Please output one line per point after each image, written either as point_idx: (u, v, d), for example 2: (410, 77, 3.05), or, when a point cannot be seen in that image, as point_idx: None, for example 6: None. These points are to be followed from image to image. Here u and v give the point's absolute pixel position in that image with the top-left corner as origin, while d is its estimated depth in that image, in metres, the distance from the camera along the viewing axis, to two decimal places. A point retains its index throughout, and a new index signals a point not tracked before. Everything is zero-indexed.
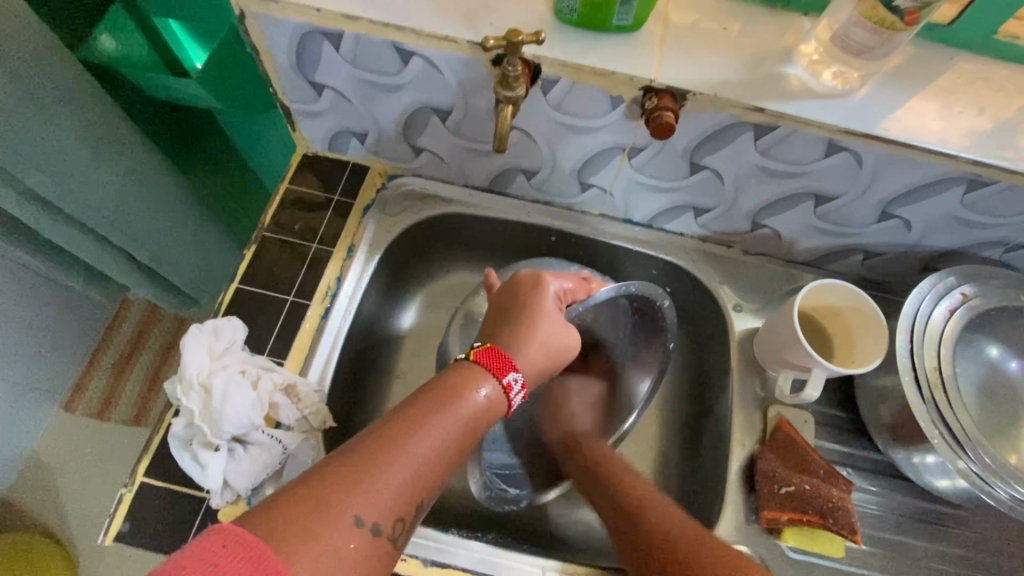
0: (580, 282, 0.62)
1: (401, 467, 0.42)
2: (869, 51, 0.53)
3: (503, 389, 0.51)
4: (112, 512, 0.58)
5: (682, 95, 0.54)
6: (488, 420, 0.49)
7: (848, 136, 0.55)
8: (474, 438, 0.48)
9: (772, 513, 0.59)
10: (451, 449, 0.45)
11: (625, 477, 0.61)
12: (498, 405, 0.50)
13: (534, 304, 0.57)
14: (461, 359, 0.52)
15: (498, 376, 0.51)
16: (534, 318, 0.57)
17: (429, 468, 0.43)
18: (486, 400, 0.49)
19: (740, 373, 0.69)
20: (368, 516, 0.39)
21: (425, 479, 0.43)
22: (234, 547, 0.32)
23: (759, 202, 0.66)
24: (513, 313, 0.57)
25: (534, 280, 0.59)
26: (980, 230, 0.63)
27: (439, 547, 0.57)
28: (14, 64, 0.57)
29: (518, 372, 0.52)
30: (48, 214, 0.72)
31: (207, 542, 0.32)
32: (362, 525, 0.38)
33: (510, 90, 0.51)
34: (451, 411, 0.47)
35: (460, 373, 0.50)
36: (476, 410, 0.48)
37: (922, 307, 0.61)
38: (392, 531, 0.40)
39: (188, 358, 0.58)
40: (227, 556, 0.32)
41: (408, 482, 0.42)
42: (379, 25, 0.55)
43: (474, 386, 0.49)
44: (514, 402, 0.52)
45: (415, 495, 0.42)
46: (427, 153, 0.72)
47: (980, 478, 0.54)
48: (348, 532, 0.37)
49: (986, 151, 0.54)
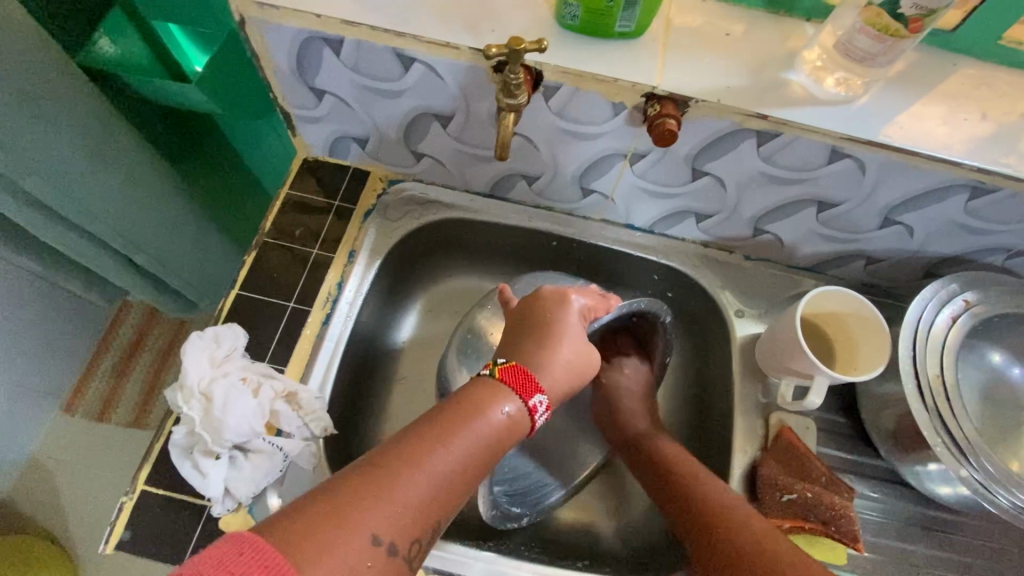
0: (600, 298, 0.62)
1: (421, 485, 0.42)
2: (872, 59, 0.52)
3: (528, 410, 0.50)
4: (113, 520, 0.58)
5: (685, 102, 0.54)
6: (509, 439, 0.49)
7: (851, 144, 0.55)
8: (494, 457, 0.47)
9: (773, 520, 0.59)
10: (470, 468, 0.45)
11: (679, 461, 0.63)
12: (520, 423, 0.50)
13: (556, 320, 0.57)
14: (486, 373, 0.52)
15: (522, 395, 0.50)
16: (557, 333, 0.56)
17: (447, 486, 0.43)
18: (508, 418, 0.49)
19: (742, 379, 0.69)
20: (386, 534, 0.39)
21: (443, 497, 0.43)
22: (252, 554, 0.33)
23: (761, 208, 0.66)
24: (534, 327, 0.57)
25: (560, 295, 0.59)
26: (982, 236, 0.63)
27: (450, 558, 0.58)
28: (10, 70, 0.57)
29: (543, 394, 0.52)
30: (48, 219, 0.72)
31: (224, 550, 0.32)
32: (379, 542, 0.38)
33: (512, 97, 0.51)
34: (473, 427, 0.46)
35: (485, 389, 0.50)
36: (498, 429, 0.48)
37: (925, 316, 0.61)
38: (408, 551, 0.40)
39: (189, 366, 0.57)
40: (243, 566, 0.32)
41: (425, 500, 0.42)
42: (380, 31, 0.55)
43: (497, 403, 0.49)
44: (537, 423, 0.51)
45: (432, 513, 0.42)
46: (428, 158, 0.72)
47: (982, 486, 0.54)
48: (365, 549, 0.37)
49: (989, 158, 0.54)
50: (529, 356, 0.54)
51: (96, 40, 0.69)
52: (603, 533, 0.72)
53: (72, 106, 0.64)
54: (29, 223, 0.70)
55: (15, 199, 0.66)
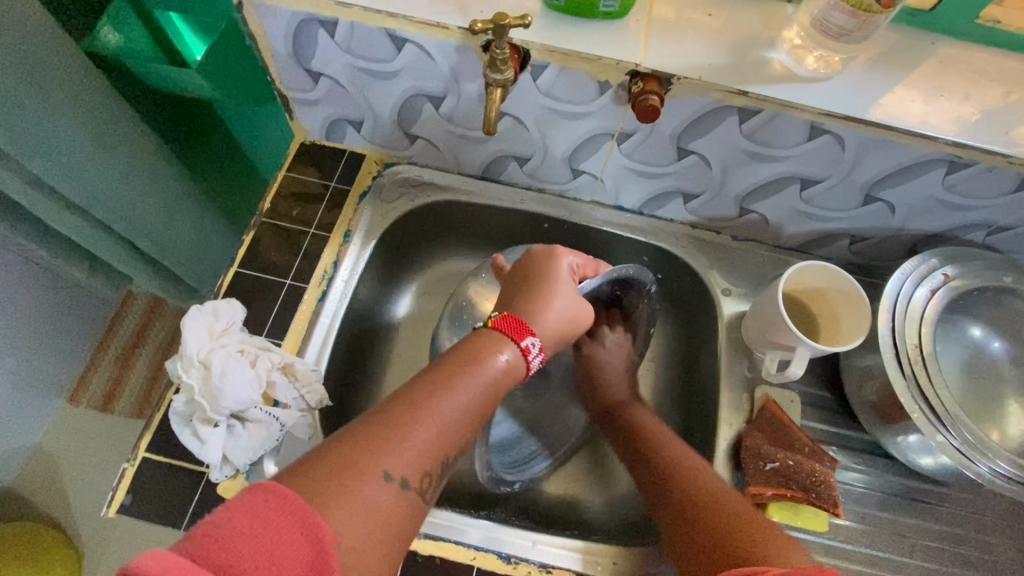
0: (590, 259, 0.64)
1: (428, 426, 0.44)
2: (848, 34, 0.53)
3: (522, 352, 0.53)
4: (115, 485, 0.60)
5: (668, 79, 0.56)
6: (509, 382, 0.51)
7: (830, 120, 0.56)
8: (494, 400, 0.50)
9: (757, 488, 0.60)
10: (473, 410, 0.47)
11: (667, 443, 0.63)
12: (517, 367, 0.52)
13: (547, 273, 0.59)
14: (480, 327, 0.54)
15: (516, 339, 0.53)
16: (548, 286, 0.57)
17: (452, 428, 0.45)
18: (506, 363, 0.51)
19: (728, 354, 0.71)
20: (397, 471, 0.40)
21: (449, 438, 0.45)
22: (277, 501, 0.34)
23: (746, 186, 0.68)
24: (523, 283, 0.59)
25: (548, 251, 0.60)
26: (963, 212, 0.64)
27: (435, 521, 0.60)
28: (22, 55, 0.59)
29: (535, 336, 0.54)
30: (55, 201, 0.73)
31: (251, 498, 0.33)
32: (392, 479, 0.40)
33: (499, 73, 0.53)
34: (473, 374, 0.48)
35: (481, 340, 0.52)
36: (497, 372, 0.50)
37: (903, 289, 0.62)
38: (420, 486, 0.42)
39: (189, 336, 0.59)
40: (270, 510, 0.33)
41: (432, 440, 0.44)
42: (372, 12, 0.57)
43: (492, 350, 0.51)
44: (532, 365, 0.54)
45: (440, 452, 0.44)
46: (422, 140, 0.74)
47: (960, 452, 0.55)
48: (379, 486, 0.39)
49: (966, 133, 0.55)
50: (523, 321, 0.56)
51: (99, 28, 0.70)
52: (594, 508, 0.73)
53: (76, 91, 0.66)
54: (38, 203, 0.71)
55: (22, 179, 0.68)
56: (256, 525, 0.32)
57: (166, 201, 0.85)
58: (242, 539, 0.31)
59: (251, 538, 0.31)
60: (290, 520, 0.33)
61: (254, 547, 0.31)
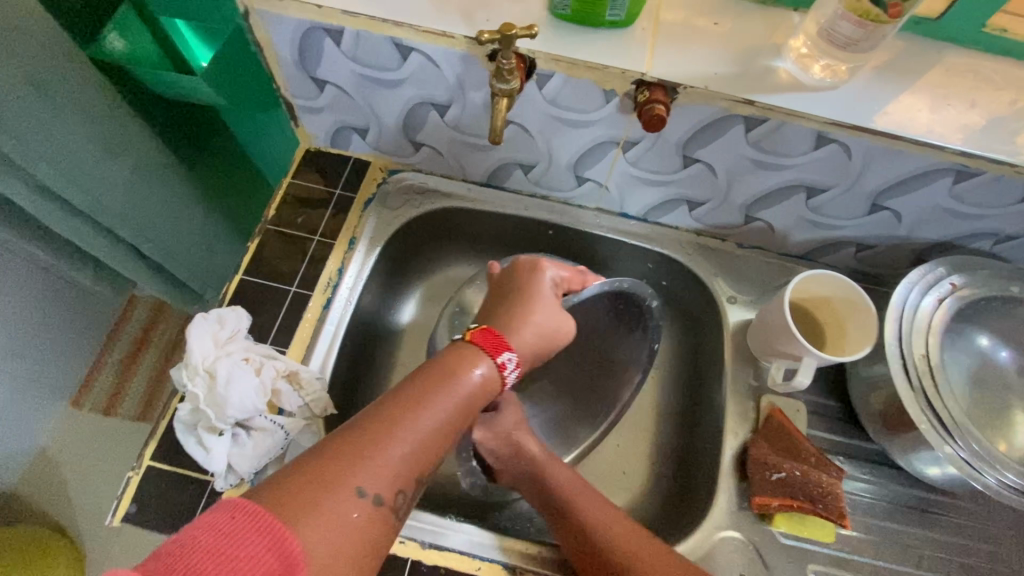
0: (576, 271, 0.64)
1: (403, 441, 0.43)
2: (855, 44, 0.53)
3: (497, 367, 0.52)
4: (120, 493, 0.60)
5: (673, 88, 0.56)
6: (484, 396, 0.51)
7: (837, 129, 0.56)
8: (471, 416, 0.49)
9: (763, 499, 0.60)
10: (448, 426, 0.47)
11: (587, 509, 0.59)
12: (493, 381, 0.52)
13: (530, 286, 0.59)
14: (458, 340, 0.54)
15: (492, 354, 0.52)
16: (531, 300, 0.58)
17: (428, 443, 0.45)
18: (481, 378, 0.50)
19: (734, 362, 0.70)
20: (370, 488, 0.40)
21: (424, 454, 0.44)
22: (245, 517, 0.34)
23: (752, 195, 0.68)
24: (511, 294, 0.59)
25: (533, 264, 0.61)
26: (969, 221, 0.64)
27: (438, 530, 0.60)
28: (30, 63, 0.60)
29: (512, 351, 0.54)
30: (57, 208, 0.73)
31: (218, 513, 0.34)
32: (365, 496, 0.39)
33: (504, 82, 0.53)
34: (448, 388, 0.48)
35: (458, 353, 0.52)
36: (473, 386, 0.49)
37: (910, 299, 0.62)
38: (395, 502, 0.41)
39: (194, 344, 0.59)
40: (236, 525, 0.34)
41: (407, 456, 0.43)
42: (378, 21, 0.57)
43: (469, 364, 0.51)
44: (508, 379, 0.53)
45: (415, 468, 0.43)
46: (427, 147, 0.74)
47: (968, 464, 0.55)
48: (351, 503, 0.39)
49: (974, 143, 0.55)
50: (528, 330, 0.56)
51: (105, 37, 0.70)
52: None
53: (82, 99, 0.66)
54: (42, 211, 0.72)
55: (25, 185, 0.68)
56: (223, 542, 0.32)
57: (171, 209, 0.85)
58: (207, 556, 0.32)
59: (217, 553, 0.32)
60: (257, 533, 0.34)
61: (219, 562, 0.32)
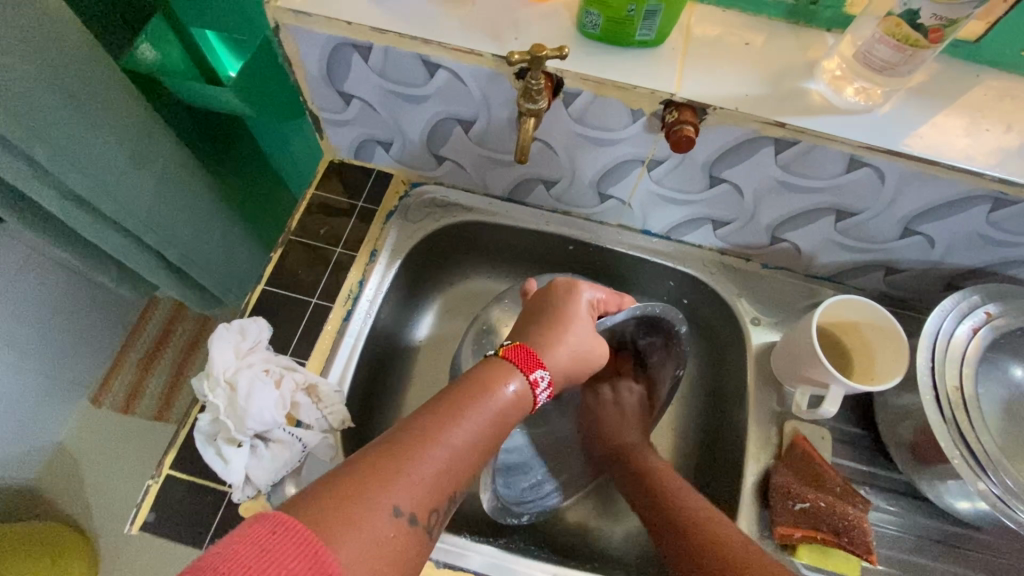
0: (612, 293, 0.63)
1: (435, 458, 0.43)
2: (892, 68, 0.53)
3: (530, 384, 0.52)
4: (139, 502, 0.60)
5: (703, 109, 0.55)
6: (515, 415, 0.50)
7: (870, 153, 0.55)
8: (502, 435, 0.49)
9: (786, 529, 0.59)
10: (480, 442, 0.47)
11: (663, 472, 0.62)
12: (525, 399, 0.51)
13: (566, 307, 0.59)
14: (491, 355, 0.54)
15: (525, 371, 0.52)
16: (566, 322, 0.57)
17: (460, 461, 0.45)
18: (514, 395, 0.50)
19: (756, 386, 0.69)
20: (405, 506, 0.40)
21: (456, 473, 0.44)
22: (285, 532, 0.33)
23: (779, 216, 0.66)
24: (546, 313, 0.58)
25: (568, 285, 0.60)
26: (1006, 248, 0.62)
27: (453, 551, 0.59)
28: (67, 79, 0.61)
29: (546, 370, 0.53)
30: (87, 214, 0.74)
31: (258, 529, 0.33)
32: (401, 514, 0.39)
33: (533, 102, 0.53)
34: (482, 405, 0.48)
35: (489, 368, 0.52)
36: (505, 404, 0.49)
37: (944, 327, 0.60)
38: (427, 522, 0.41)
39: (216, 355, 0.60)
40: (276, 541, 0.32)
41: (441, 473, 0.43)
42: (406, 38, 0.57)
43: (503, 380, 0.50)
44: (540, 399, 0.53)
45: (448, 488, 0.43)
46: (450, 162, 0.74)
47: (1001, 502, 0.53)
48: (388, 522, 0.38)
49: (1012, 169, 0.53)
50: (547, 352, 0.55)
51: (137, 46, 0.71)
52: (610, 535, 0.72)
53: (113, 110, 0.66)
54: (72, 218, 0.73)
55: (58, 193, 0.70)
56: (264, 556, 0.31)
57: (196, 215, 0.85)
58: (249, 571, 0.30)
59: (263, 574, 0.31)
60: (297, 548, 0.33)
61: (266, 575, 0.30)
